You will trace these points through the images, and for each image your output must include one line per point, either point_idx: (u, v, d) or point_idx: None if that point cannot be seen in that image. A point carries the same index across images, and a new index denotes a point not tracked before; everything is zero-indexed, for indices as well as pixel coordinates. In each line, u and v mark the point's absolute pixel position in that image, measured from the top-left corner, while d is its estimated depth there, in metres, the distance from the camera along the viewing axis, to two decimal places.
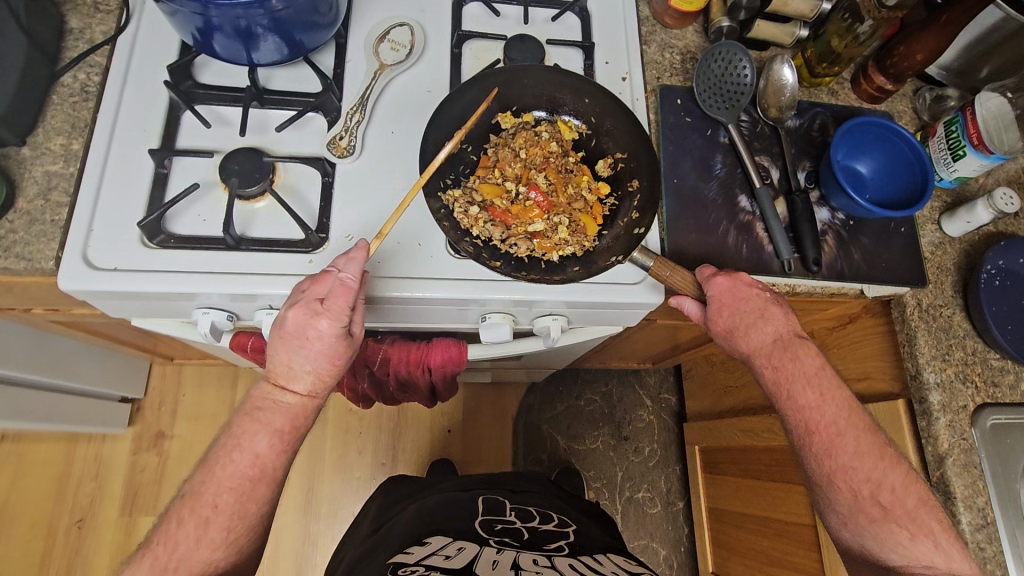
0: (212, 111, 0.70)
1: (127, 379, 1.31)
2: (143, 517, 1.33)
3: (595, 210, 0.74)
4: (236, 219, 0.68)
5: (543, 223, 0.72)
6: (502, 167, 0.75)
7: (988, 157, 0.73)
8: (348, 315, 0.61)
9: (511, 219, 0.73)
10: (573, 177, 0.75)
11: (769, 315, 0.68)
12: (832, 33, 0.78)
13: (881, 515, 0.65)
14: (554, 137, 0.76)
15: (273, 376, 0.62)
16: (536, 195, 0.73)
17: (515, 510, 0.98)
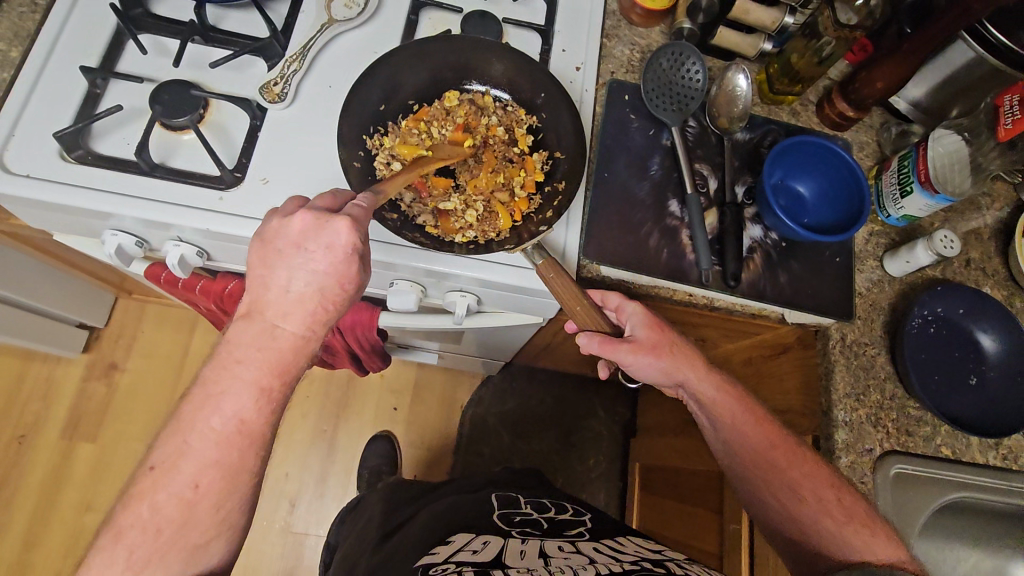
0: (155, 41, 0.71)
1: (88, 307, 1.34)
2: (82, 444, 1.35)
3: (517, 207, 0.71)
4: (159, 147, 0.69)
5: (455, 201, 0.70)
6: (433, 133, 0.74)
7: (934, 198, 0.70)
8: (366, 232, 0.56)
9: (426, 187, 0.71)
10: (507, 167, 0.72)
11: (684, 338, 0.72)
12: (794, 49, 0.75)
13: (847, 514, 0.61)
14: (503, 122, 0.74)
15: (256, 302, 0.56)
16: (458, 172, 0.72)
17: (527, 503, 0.92)
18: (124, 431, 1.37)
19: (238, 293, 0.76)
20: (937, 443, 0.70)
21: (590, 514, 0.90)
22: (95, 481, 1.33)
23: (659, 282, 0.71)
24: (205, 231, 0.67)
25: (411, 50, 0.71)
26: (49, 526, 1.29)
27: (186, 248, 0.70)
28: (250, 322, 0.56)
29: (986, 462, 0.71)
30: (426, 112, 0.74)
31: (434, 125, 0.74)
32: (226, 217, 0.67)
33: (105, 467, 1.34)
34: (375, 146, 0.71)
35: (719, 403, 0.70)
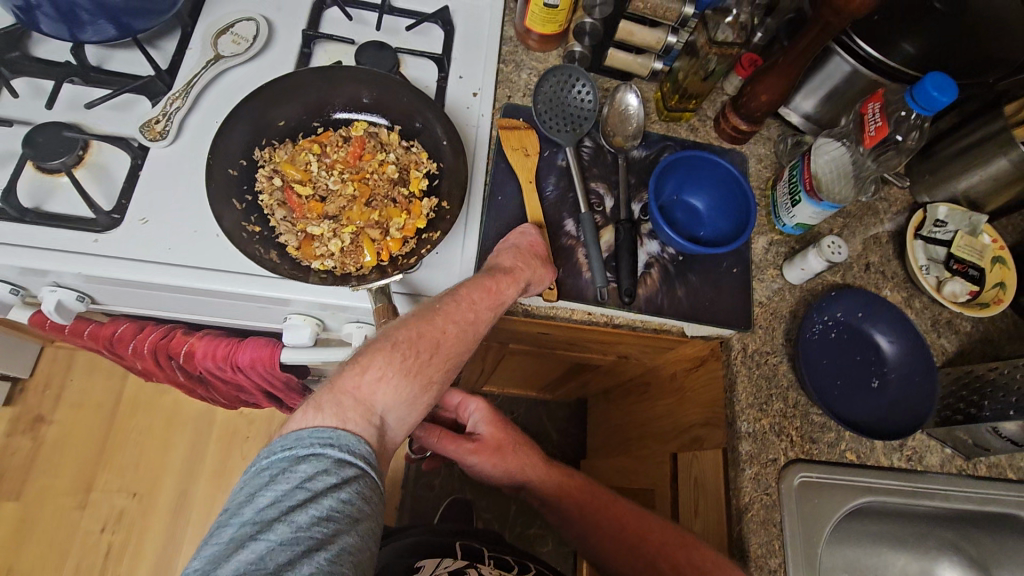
0: (32, 84, 0.70)
1: (10, 357, 1.29)
2: (5, 502, 1.28)
3: (388, 245, 0.70)
4: (31, 192, 0.67)
5: (323, 227, 0.70)
6: (324, 160, 0.73)
7: (819, 205, 0.71)
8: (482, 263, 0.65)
9: (301, 210, 0.71)
10: (387, 207, 0.72)
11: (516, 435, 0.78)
12: (681, 69, 0.77)
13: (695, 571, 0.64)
14: (399, 162, 0.73)
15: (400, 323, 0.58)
16: (341, 197, 0.72)
17: (492, 558, 0.86)
18: (51, 485, 1.31)
19: (128, 337, 0.73)
20: (841, 448, 0.70)
21: None
22: (19, 540, 1.26)
23: (557, 300, 0.70)
24: (80, 275, 0.65)
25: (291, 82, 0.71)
26: None
27: (64, 294, 0.67)
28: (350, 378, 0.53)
29: (891, 464, 0.71)
30: (325, 137, 0.74)
31: (328, 153, 0.73)
32: (101, 259, 0.65)
33: (30, 525, 1.27)
34: (261, 159, 0.70)
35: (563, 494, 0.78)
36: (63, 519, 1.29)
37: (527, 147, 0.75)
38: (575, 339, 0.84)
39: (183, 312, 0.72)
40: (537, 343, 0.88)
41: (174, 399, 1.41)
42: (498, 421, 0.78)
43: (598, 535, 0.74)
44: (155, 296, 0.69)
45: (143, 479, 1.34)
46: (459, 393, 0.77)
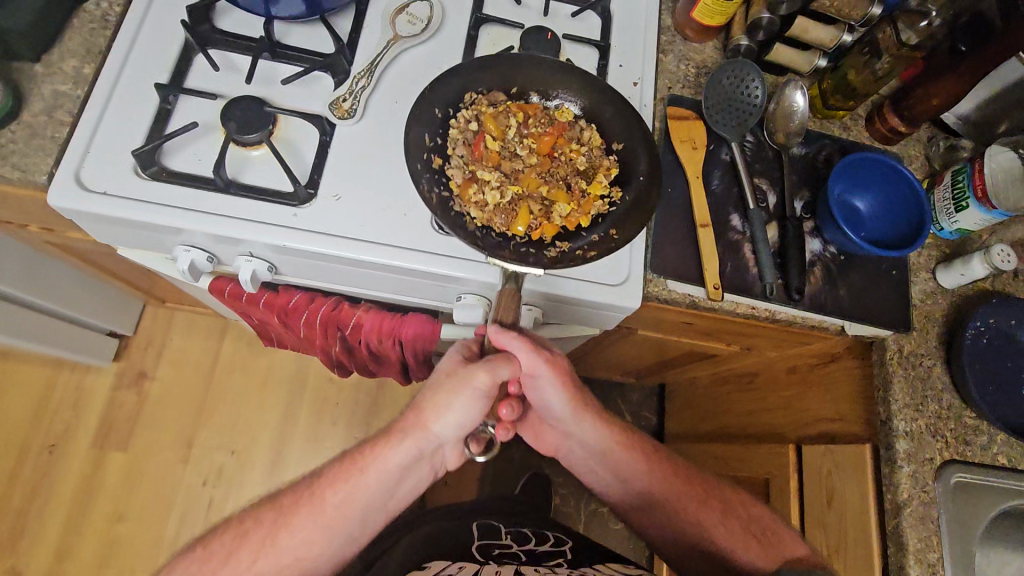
0: (224, 57, 0.72)
1: (119, 315, 1.33)
2: (115, 453, 1.34)
3: (544, 227, 0.70)
4: (229, 163, 0.68)
5: (490, 176, 0.70)
6: (523, 127, 0.73)
7: (991, 213, 0.72)
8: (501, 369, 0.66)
9: (480, 151, 0.71)
10: (556, 187, 0.71)
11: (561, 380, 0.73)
12: (849, 66, 0.77)
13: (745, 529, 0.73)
14: (590, 162, 0.72)
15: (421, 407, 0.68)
16: (520, 161, 0.72)
17: (509, 535, 0.91)
18: (156, 440, 1.36)
19: (302, 307, 0.78)
20: (994, 451, 0.72)
21: (573, 544, 0.92)
22: (127, 492, 1.33)
23: (723, 296, 0.71)
24: (278, 247, 0.67)
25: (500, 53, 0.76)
26: (80, 538, 1.29)
27: (258, 263, 0.71)
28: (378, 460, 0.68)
29: None
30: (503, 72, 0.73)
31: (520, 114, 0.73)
32: (300, 234, 0.67)
33: (138, 476, 1.34)
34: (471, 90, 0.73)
35: (609, 447, 0.79)
36: (167, 473, 1.35)
37: (697, 140, 0.76)
38: (714, 331, 0.84)
39: (354, 286, 0.76)
40: (671, 334, 0.89)
41: (268, 364, 1.44)
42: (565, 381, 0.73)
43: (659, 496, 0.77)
44: (338, 269, 0.71)
45: (241, 439, 1.38)
46: (521, 343, 0.66)
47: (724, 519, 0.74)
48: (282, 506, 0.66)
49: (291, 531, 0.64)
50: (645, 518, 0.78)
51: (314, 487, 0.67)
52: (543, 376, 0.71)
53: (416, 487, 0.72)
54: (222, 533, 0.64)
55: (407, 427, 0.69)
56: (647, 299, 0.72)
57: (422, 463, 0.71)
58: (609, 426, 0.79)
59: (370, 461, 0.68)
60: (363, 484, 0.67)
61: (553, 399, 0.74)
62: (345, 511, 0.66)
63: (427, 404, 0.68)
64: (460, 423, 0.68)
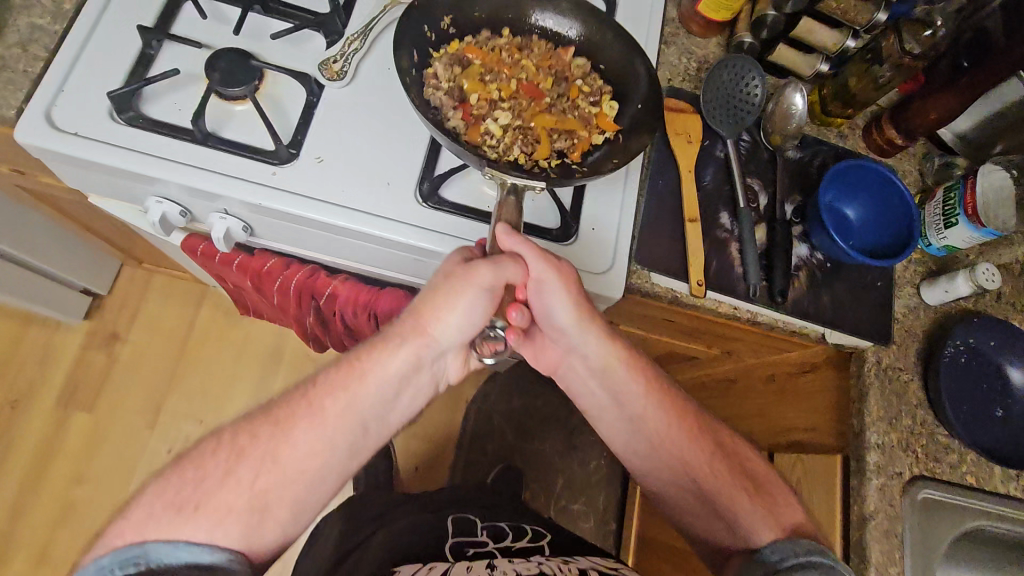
0: (214, 7, 0.70)
1: (95, 273, 1.29)
2: (79, 413, 1.31)
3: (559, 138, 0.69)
4: (211, 116, 0.66)
5: (498, 120, 0.68)
6: (505, 83, 0.71)
7: (980, 230, 0.71)
8: (503, 269, 0.59)
9: (471, 104, 0.69)
10: (566, 120, 0.70)
11: (575, 290, 0.65)
12: (852, 73, 0.76)
13: (757, 491, 0.68)
14: (591, 105, 0.71)
15: (418, 310, 0.62)
16: (514, 103, 0.70)
17: (484, 529, 0.88)
18: (123, 403, 1.33)
19: (276, 272, 0.76)
20: (963, 471, 0.72)
21: (549, 539, 0.89)
22: (89, 453, 1.29)
23: (705, 294, 0.70)
24: (254, 206, 0.65)
25: (473, 34, 0.72)
26: (36, 497, 1.25)
27: (233, 222, 0.69)
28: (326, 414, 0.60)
29: (1007, 492, 0.73)
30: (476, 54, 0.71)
31: (503, 72, 0.71)
32: (277, 194, 0.65)
33: (100, 439, 1.30)
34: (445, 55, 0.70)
35: (628, 377, 0.72)
36: (132, 437, 1.31)
37: (690, 134, 0.75)
38: (695, 331, 0.82)
39: (331, 253, 0.74)
40: (652, 331, 0.87)
41: (244, 335, 1.41)
42: (581, 301, 0.66)
43: (683, 432, 0.72)
44: (314, 233, 0.69)
45: (211, 409, 1.35)
46: (528, 246, 0.61)
47: (724, 468, 0.70)
48: (279, 419, 0.59)
49: (294, 444, 0.58)
50: (655, 467, 0.73)
51: (311, 396, 0.60)
52: (552, 287, 0.63)
53: (416, 397, 0.66)
54: (215, 448, 0.58)
55: (405, 331, 0.62)
56: (628, 290, 0.71)
57: (423, 370, 0.65)
58: (616, 342, 0.71)
59: (364, 370, 0.62)
60: (359, 393, 0.61)
61: (560, 314, 0.66)
62: (343, 422, 0.60)
63: (424, 303, 0.62)
64: (463, 322, 0.62)
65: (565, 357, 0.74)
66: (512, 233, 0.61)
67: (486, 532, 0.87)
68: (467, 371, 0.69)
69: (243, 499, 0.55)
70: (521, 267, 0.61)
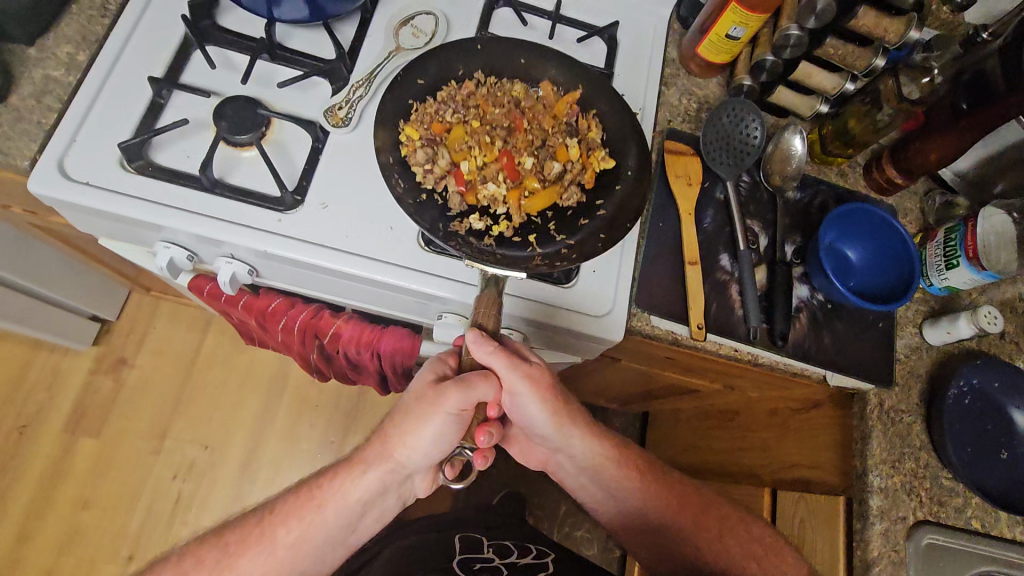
0: (222, 55, 0.71)
1: (103, 300, 1.31)
2: (86, 439, 1.32)
3: (544, 196, 0.70)
4: (218, 162, 0.67)
5: (493, 189, 0.69)
6: (483, 150, 0.71)
7: (981, 273, 0.71)
8: (467, 403, 0.59)
9: (464, 177, 0.70)
10: (558, 148, 0.72)
11: (547, 396, 0.67)
12: (852, 114, 0.77)
13: (763, 553, 0.71)
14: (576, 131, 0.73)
15: (383, 439, 0.63)
16: (501, 157, 0.71)
17: (489, 547, 0.89)
18: (129, 428, 1.34)
19: (281, 312, 0.77)
20: (967, 514, 0.72)
21: (553, 557, 0.90)
22: (95, 479, 1.30)
23: (706, 336, 0.70)
24: (259, 251, 0.66)
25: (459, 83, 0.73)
26: (42, 523, 1.26)
27: (238, 266, 0.70)
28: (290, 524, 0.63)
29: (1013, 536, 0.72)
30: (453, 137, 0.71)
31: (479, 139, 0.72)
32: (283, 240, 0.66)
33: (105, 465, 1.31)
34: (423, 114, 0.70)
35: (606, 468, 0.74)
36: (138, 462, 1.32)
37: (690, 176, 0.75)
38: (698, 368, 0.82)
39: (335, 295, 0.75)
40: (654, 367, 0.87)
41: (249, 360, 1.42)
42: (555, 405, 0.68)
43: (670, 506, 0.74)
44: (318, 276, 0.70)
45: (216, 434, 1.36)
46: (500, 358, 0.61)
47: (730, 539, 0.72)
48: (228, 542, 0.63)
49: (240, 569, 0.61)
50: (637, 537, 0.76)
51: (264, 522, 0.63)
52: (523, 394, 0.65)
53: (384, 516, 0.68)
54: (173, 563, 0.61)
55: (371, 458, 0.64)
56: (629, 332, 0.71)
57: (390, 493, 0.66)
58: (599, 441, 0.73)
59: (330, 493, 0.64)
60: (321, 519, 0.63)
61: (534, 414, 0.68)
62: (299, 549, 0.63)
63: (390, 433, 0.63)
64: (428, 453, 0.63)
65: (543, 449, 0.76)
66: (483, 351, 0.60)
67: (491, 550, 0.88)
68: (435, 486, 0.70)
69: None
70: (492, 384, 0.61)
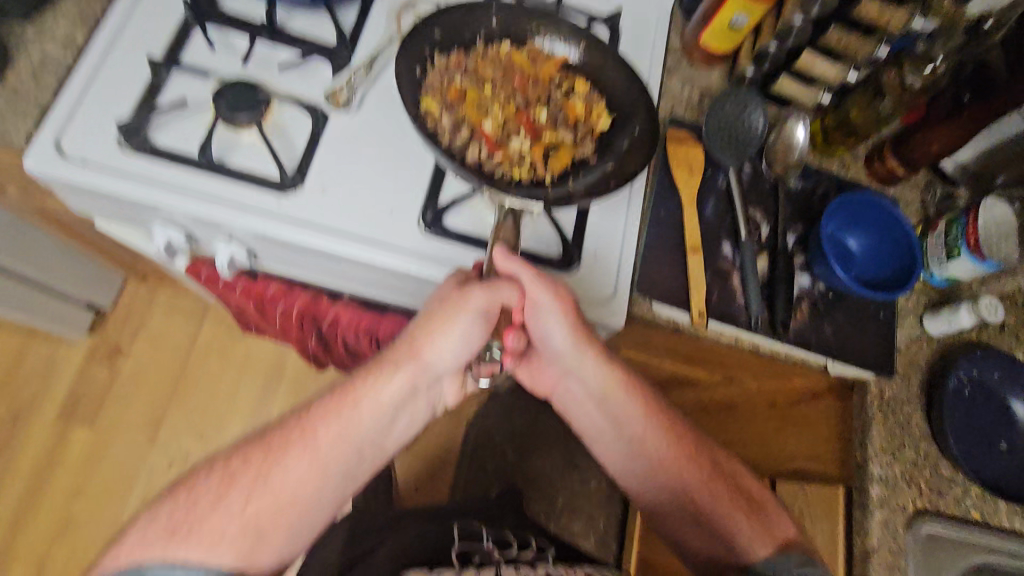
0: (223, 36, 0.71)
1: (98, 289, 1.30)
2: (80, 429, 1.31)
3: (562, 151, 0.69)
4: (218, 144, 0.67)
5: (516, 146, 0.68)
6: (501, 115, 0.71)
7: (982, 263, 0.71)
8: (494, 304, 0.60)
9: (489, 136, 0.68)
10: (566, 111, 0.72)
11: (573, 314, 0.66)
12: (854, 104, 0.77)
13: (748, 508, 0.71)
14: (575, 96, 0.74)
15: (413, 338, 0.63)
16: (519, 121, 0.71)
17: (489, 536, 0.88)
18: (123, 418, 1.33)
19: (279, 297, 0.77)
20: (967, 505, 0.71)
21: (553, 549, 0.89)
22: (89, 469, 1.29)
23: (707, 324, 0.70)
24: (258, 233, 0.65)
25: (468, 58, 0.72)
26: (35, 512, 1.25)
27: (237, 249, 0.69)
28: (316, 441, 0.62)
29: (1012, 526, 0.72)
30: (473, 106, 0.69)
31: (495, 104, 0.71)
32: (282, 223, 0.65)
33: (99, 455, 1.30)
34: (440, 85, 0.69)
35: (626, 398, 0.73)
36: (133, 453, 1.31)
37: (693, 164, 0.75)
38: (694, 357, 0.82)
39: (335, 280, 0.74)
40: (653, 356, 0.87)
41: (246, 351, 1.41)
42: (580, 331, 0.68)
43: (682, 449, 0.73)
44: (317, 261, 0.69)
45: (211, 425, 1.35)
46: (526, 269, 0.62)
47: (720, 488, 0.72)
48: (270, 447, 0.62)
49: (283, 470, 0.61)
50: (644, 491, 0.75)
51: (304, 423, 0.63)
52: (547, 312, 0.65)
53: (411, 422, 0.68)
54: (208, 475, 0.61)
55: (400, 358, 0.64)
56: (631, 319, 0.71)
57: (417, 396, 0.66)
58: (612, 366, 0.72)
59: (362, 395, 0.64)
60: (356, 418, 0.63)
61: (556, 334, 0.67)
62: (338, 454, 0.63)
63: (421, 330, 0.63)
64: (457, 351, 0.64)
65: (559, 381, 0.76)
66: (512, 262, 0.62)
67: (491, 538, 0.88)
68: (462, 393, 0.71)
69: (235, 524, 0.59)
70: (516, 291, 0.62)
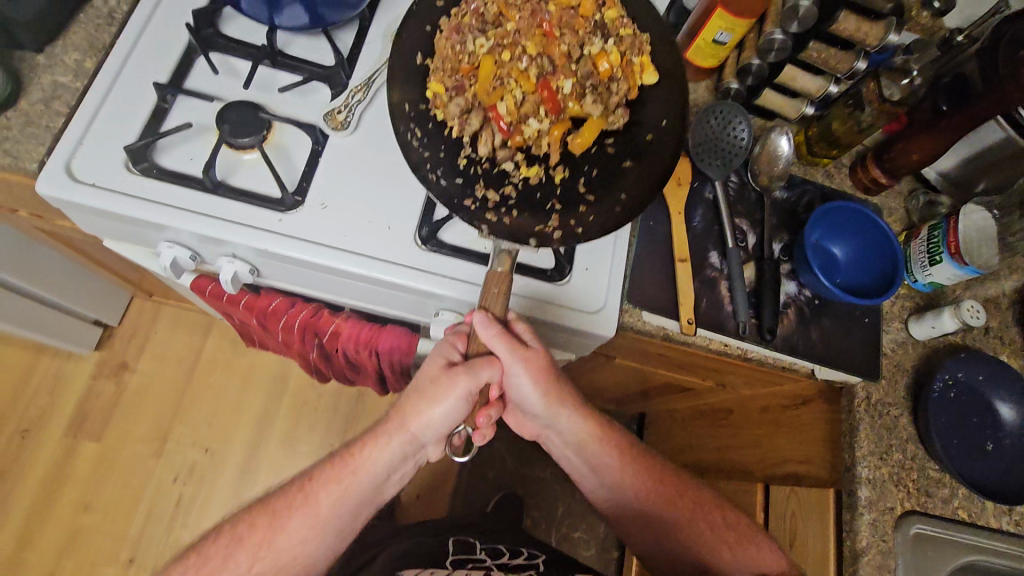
0: (225, 61, 0.74)
1: (105, 305, 1.32)
2: (87, 443, 1.33)
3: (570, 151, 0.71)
4: (220, 164, 0.69)
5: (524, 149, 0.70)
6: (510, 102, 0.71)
7: (963, 268, 0.73)
8: (475, 381, 0.61)
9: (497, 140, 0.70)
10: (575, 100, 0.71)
11: (547, 380, 0.68)
12: (835, 117, 0.79)
13: (738, 540, 0.72)
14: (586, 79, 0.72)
15: (400, 415, 0.65)
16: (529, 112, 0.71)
17: (482, 549, 0.90)
18: (129, 432, 1.35)
19: (281, 311, 0.78)
20: (954, 505, 0.73)
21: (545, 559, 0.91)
22: (96, 483, 1.31)
23: (695, 330, 0.72)
24: (260, 250, 0.68)
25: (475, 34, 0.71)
26: (44, 526, 1.27)
27: (240, 265, 0.71)
28: (311, 505, 0.65)
29: (999, 526, 0.73)
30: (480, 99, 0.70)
31: (505, 95, 0.71)
32: (283, 240, 0.67)
33: (105, 469, 1.32)
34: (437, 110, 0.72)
35: (605, 444, 0.76)
36: (139, 466, 1.33)
37: (680, 176, 0.77)
38: (687, 364, 0.84)
39: (335, 294, 0.77)
40: (647, 364, 0.89)
41: (249, 363, 1.43)
42: (554, 391, 0.70)
43: (666, 495, 0.76)
44: (317, 275, 0.72)
45: (215, 437, 1.37)
46: (505, 344, 0.63)
47: (707, 522, 0.74)
48: (275, 510, 0.64)
49: (286, 531, 0.64)
50: (633, 525, 0.77)
51: (306, 489, 0.65)
52: (520, 374, 0.66)
53: (403, 480, 0.70)
54: (217, 538, 0.64)
55: (392, 430, 0.65)
56: (622, 328, 0.73)
57: (408, 461, 0.68)
58: (587, 418, 0.74)
59: (359, 461, 0.66)
60: (356, 483, 0.66)
61: (528, 395, 0.69)
62: (339, 510, 0.65)
63: (408, 407, 0.64)
64: (441, 424, 0.64)
65: (540, 435, 0.78)
66: (491, 338, 0.62)
67: (484, 551, 0.90)
68: (448, 454, 0.71)
69: None
70: (496, 367, 0.63)
